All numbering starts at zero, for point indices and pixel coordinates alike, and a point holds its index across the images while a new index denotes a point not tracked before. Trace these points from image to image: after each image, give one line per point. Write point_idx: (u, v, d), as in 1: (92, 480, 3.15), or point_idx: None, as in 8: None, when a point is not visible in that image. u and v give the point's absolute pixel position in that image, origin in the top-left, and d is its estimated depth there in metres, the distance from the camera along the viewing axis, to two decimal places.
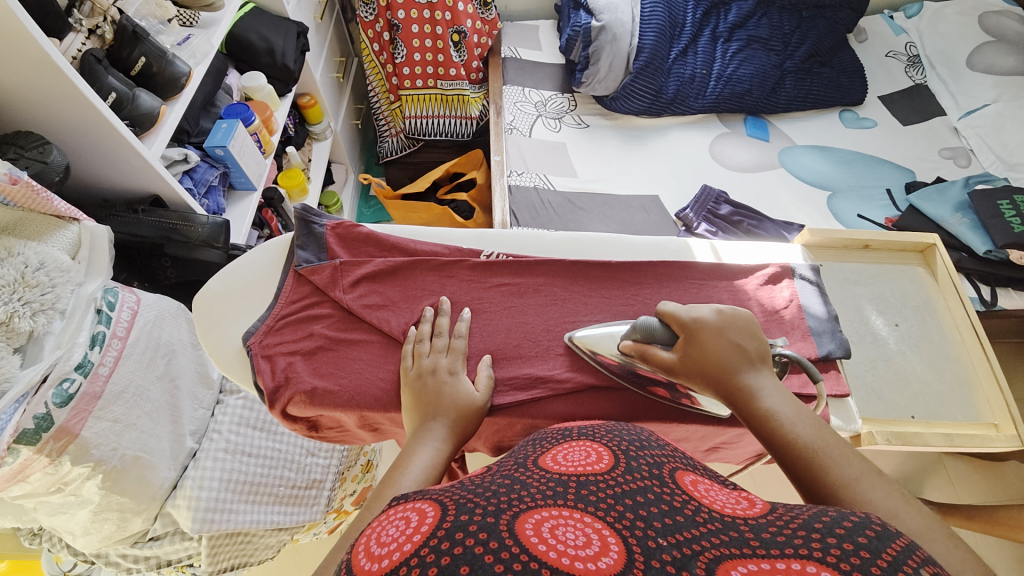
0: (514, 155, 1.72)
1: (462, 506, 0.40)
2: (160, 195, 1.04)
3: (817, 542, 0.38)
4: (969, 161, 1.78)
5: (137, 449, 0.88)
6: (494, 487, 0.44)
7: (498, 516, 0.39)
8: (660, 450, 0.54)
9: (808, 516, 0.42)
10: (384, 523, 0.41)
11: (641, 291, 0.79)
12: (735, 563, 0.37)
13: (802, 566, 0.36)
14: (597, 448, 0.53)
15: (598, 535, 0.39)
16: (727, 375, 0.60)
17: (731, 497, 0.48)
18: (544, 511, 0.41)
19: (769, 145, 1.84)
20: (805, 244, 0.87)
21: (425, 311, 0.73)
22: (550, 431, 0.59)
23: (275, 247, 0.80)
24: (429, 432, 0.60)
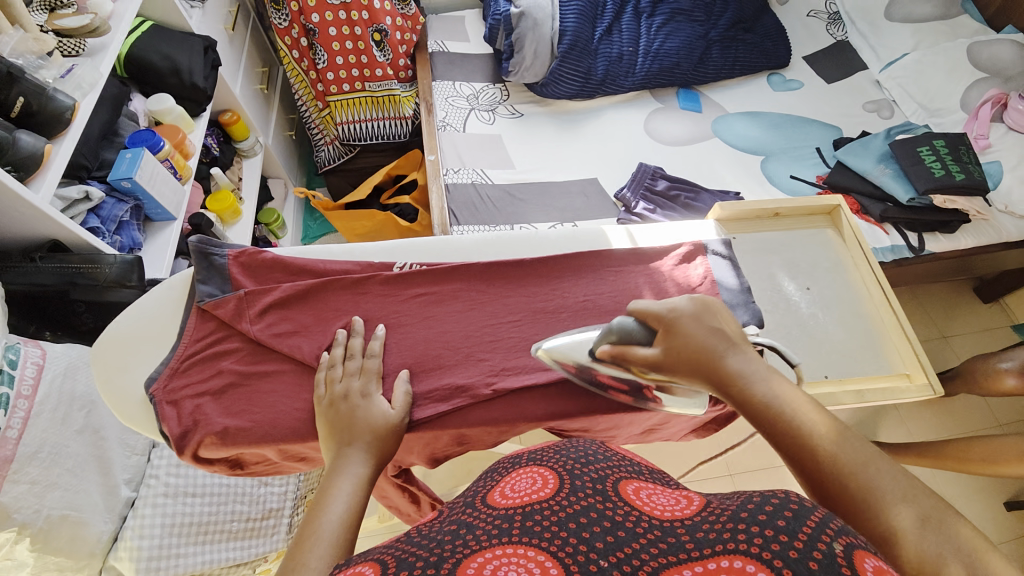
0: (448, 153, 1.69)
1: (400, 563, 0.41)
2: (58, 238, 0.98)
3: (742, 532, 0.39)
4: (893, 112, 1.84)
5: (64, 507, 0.84)
6: (437, 537, 0.45)
7: (438, 569, 0.40)
8: (606, 464, 0.56)
9: (738, 505, 0.43)
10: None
11: (559, 285, 0.79)
12: (671, 575, 0.38)
13: (730, 562, 0.38)
14: (542, 472, 0.54)
15: (538, 570, 0.40)
16: (719, 362, 0.57)
17: (672, 496, 0.50)
18: (487, 554, 0.42)
19: (702, 116, 1.85)
20: (718, 219, 0.88)
21: (336, 334, 0.71)
22: (504, 462, 0.61)
23: (176, 284, 0.76)
24: (345, 461, 0.58)
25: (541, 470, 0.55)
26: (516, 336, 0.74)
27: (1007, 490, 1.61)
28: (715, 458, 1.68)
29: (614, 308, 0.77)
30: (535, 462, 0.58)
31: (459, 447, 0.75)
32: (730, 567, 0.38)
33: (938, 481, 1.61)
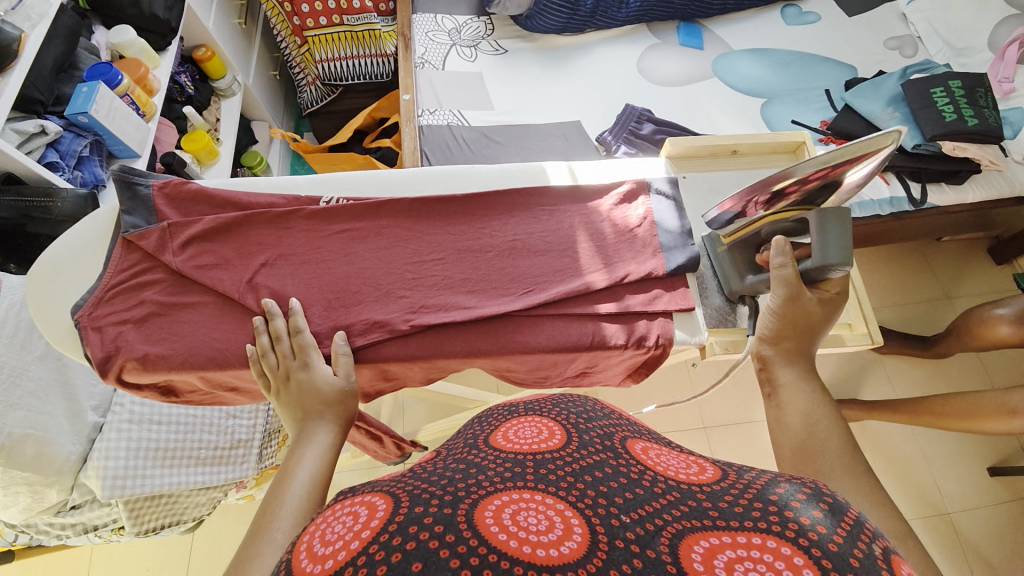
0: (425, 92, 1.61)
1: (417, 498, 0.40)
2: (13, 171, 0.99)
3: (772, 514, 0.39)
4: (916, 50, 1.66)
5: (26, 426, 0.89)
6: (449, 475, 0.45)
7: (457, 507, 0.39)
8: (607, 423, 0.58)
9: (765, 484, 0.43)
10: (329, 518, 0.40)
11: (489, 224, 0.76)
12: (696, 538, 0.38)
13: (761, 539, 0.37)
14: (548, 424, 0.56)
15: (561, 519, 0.39)
16: (794, 338, 0.62)
17: (681, 462, 0.50)
18: (505, 496, 0.41)
19: (702, 53, 1.71)
20: (670, 157, 0.82)
21: (254, 322, 0.67)
22: (499, 410, 0.62)
23: (104, 215, 0.76)
24: (312, 434, 0.57)
25: (545, 424, 0.56)
26: (440, 275, 0.72)
27: (991, 455, 1.57)
28: (690, 410, 1.68)
29: (544, 249, 0.74)
30: (530, 413, 0.60)
31: (385, 383, 0.76)
32: (760, 543, 0.37)
33: (920, 441, 1.59)
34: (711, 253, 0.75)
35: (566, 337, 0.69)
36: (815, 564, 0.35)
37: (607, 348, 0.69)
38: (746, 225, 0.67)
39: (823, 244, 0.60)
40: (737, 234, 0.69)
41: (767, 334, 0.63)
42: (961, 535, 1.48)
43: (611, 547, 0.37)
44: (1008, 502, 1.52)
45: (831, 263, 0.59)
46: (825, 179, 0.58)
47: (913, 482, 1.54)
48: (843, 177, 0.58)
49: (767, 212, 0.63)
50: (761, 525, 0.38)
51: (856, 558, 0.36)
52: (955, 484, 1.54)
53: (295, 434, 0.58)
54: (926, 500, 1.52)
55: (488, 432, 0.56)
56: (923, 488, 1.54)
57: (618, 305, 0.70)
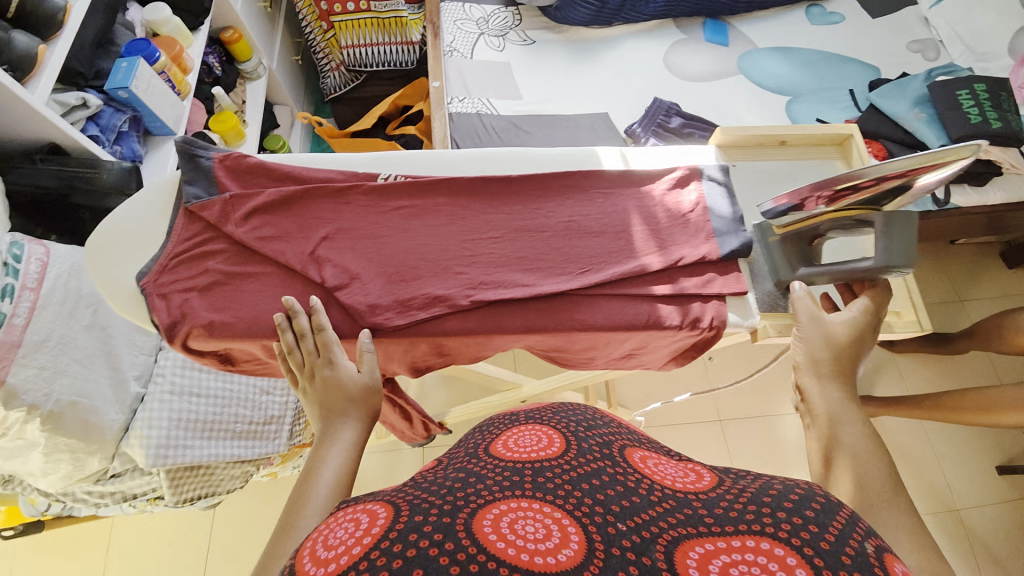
0: (454, 80, 1.61)
1: (416, 507, 0.44)
2: (57, 141, 0.98)
3: (768, 517, 0.44)
4: (938, 54, 1.68)
5: (73, 393, 0.90)
6: (449, 483, 0.49)
7: (454, 516, 0.43)
8: (607, 431, 0.62)
9: (759, 488, 0.48)
10: (334, 524, 0.45)
11: (544, 205, 0.77)
12: (693, 544, 0.43)
13: (757, 542, 0.42)
14: (548, 432, 0.60)
15: (558, 528, 0.44)
16: (835, 359, 0.62)
17: (679, 469, 0.55)
18: (503, 505, 0.46)
19: (728, 50, 1.72)
20: (720, 145, 0.84)
21: (277, 319, 0.66)
22: (500, 419, 0.65)
23: (165, 186, 0.77)
24: (335, 435, 0.59)
25: (545, 431, 0.60)
26: (497, 252, 0.74)
27: (1000, 455, 1.60)
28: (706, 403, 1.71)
29: (598, 230, 0.75)
30: (533, 421, 0.64)
31: (438, 358, 0.77)
32: (756, 546, 0.42)
33: (931, 439, 1.62)
34: (762, 242, 0.75)
35: (623, 316, 0.71)
36: (808, 563, 0.40)
37: (661, 328, 0.71)
38: (806, 218, 0.68)
39: (887, 245, 0.62)
40: (791, 227, 0.70)
41: (802, 357, 0.64)
42: (969, 532, 1.51)
43: (608, 554, 0.42)
44: (1016, 501, 1.54)
45: (892, 265, 0.62)
46: (901, 180, 0.60)
47: (924, 480, 1.57)
48: (915, 182, 0.60)
49: (831, 208, 0.65)
50: (756, 528, 0.43)
51: (848, 555, 0.40)
52: (963, 482, 1.57)
53: (321, 435, 0.59)
54: (936, 497, 1.55)
55: (489, 441, 0.60)
56: (934, 487, 1.56)
57: (673, 287, 0.72)
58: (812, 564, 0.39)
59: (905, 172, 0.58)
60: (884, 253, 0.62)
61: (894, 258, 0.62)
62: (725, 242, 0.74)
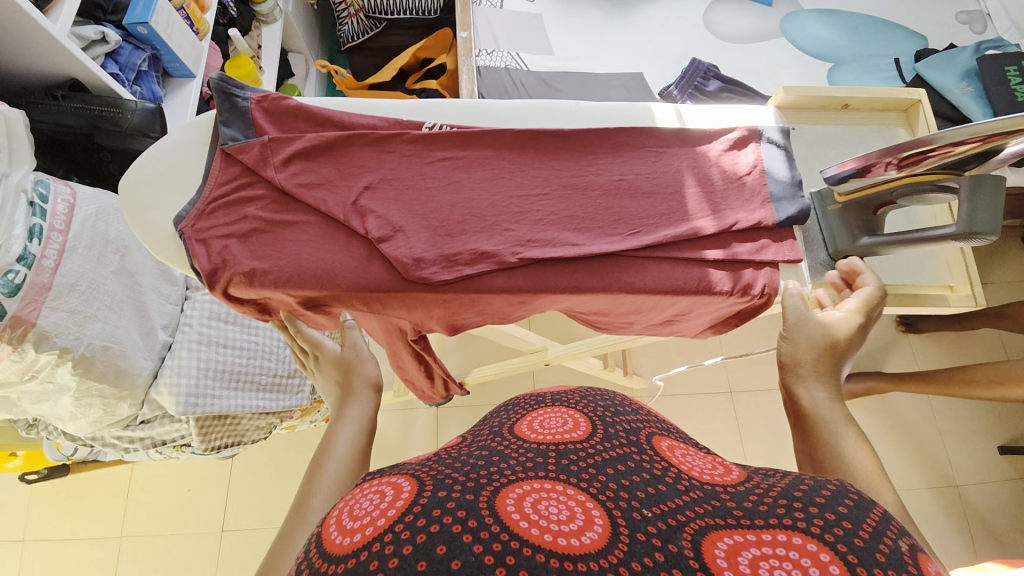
0: (482, 31, 1.53)
1: (440, 483, 0.44)
2: (78, 77, 0.93)
3: (799, 512, 0.41)
4: (985, 28, 1.58)
5: (104, 338, 0.87)
6: (472, 461, 0.49)
7: (478, 493, 0.43)
8: (635, 418, 0.59)
9: (789, 483, 0.45)
10: (358, 496, 0.45)
11: (595, 162, 0.74)
12: (721, 534, 0.41)
13: (787, 536, 0.39)
14: (573, 415, 0.58)
15: (582, 510, 0.43)
16: (825, 358, 0.56)
17: (707, 462, 0.53)
18: (526, 485, 0.46)
19: (771, 11, 1.62)
20: (779, 106, 0.80)
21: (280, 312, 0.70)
22: (525, 400, 0.64)
23: (200, 126, 0.74)
24: (347, 416, 0.61)
25: (571, 414, 0.59)
26: (546, 210, 0.71)
27: (1002, 434, 1.60)
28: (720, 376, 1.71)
29: (651, 191, 0.73)
30: (558, 403, 0.61)
31: (477, 317, 0.76)
32: (786, 540, 0.39)
33: (936, 416, 1.62)
34: (819, 211, 0.73)
35: (673, 280, 0.69)
36: (842, 561, 0.37)
37: (710, 293, 0.70)
38: (874, 183, 0.66)
39: (971, 210, 0.58)
40: (858, 192, 0.68)
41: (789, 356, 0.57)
42: (966, 506, 1.53)
43: (633, 539, 0.40)
44: (1015, 480, 1.56)
45: (975, 232, 0.58)
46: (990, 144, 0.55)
47: (926, 455, 1.58)
48: (1003, 146, 0.55)
49: (903, 173, 0.61)
50: (786, 521, 0.40)
51: (883, 552, 0.37)
52: (966, 459, 1.58)
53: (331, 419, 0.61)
54: (937, 472, 1.56)
55: (514, 420, 0.59)
56: (936, 462, 1.57)
57: (726, 252, 0.70)
58: (842, 556, 0.37)
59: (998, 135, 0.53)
60: (965, 218, 0.58)
61: (978, 224, 0.57)
62: (782, 208, 0.71)
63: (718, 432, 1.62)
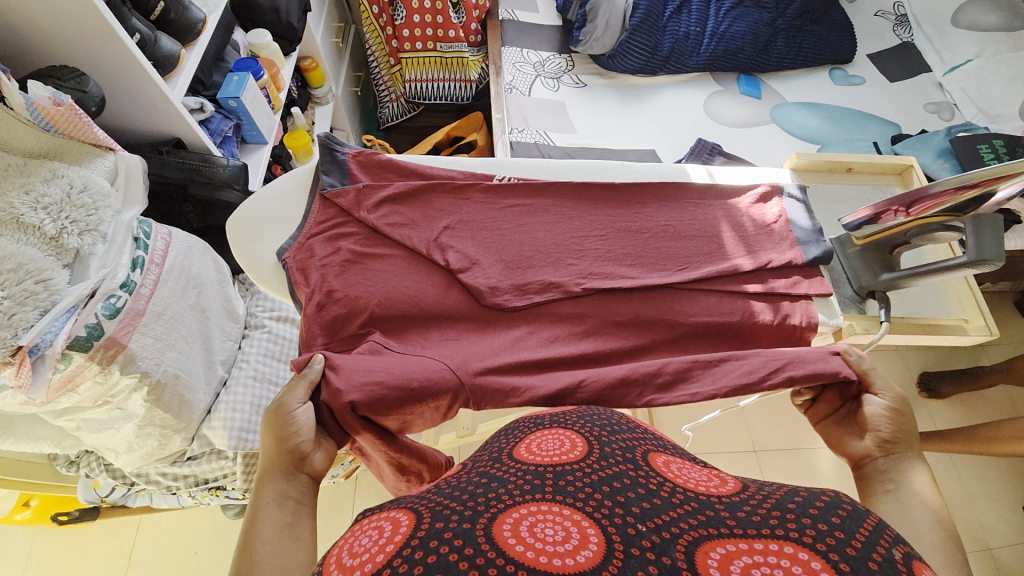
0: (514, 113, 1.75)
1: (437, 516, 0.47)
2: (182, 137, 1.07)
3: (793, 525, 0.46)
4: (953, 115, 1.83)
5: (177, 367, 0.92)
6: (472, 490, 0.53)
7: (473, 523, 0.46)
8: (631, 435, 0.64)
9: (783, 496, 0.51)
10: (357, 535, 0.50)
11: (643, 210, 0.86)
12: (714, 544, 0.45)
13: (780, 547, 0.44)
14: (570, 436, 0.62)
15: (577, 530, 0.47)
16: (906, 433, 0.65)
17: (703, 474, 0.59)
18: (522, 509, 0.50)
19: (761, 102, 1.87)
20: (793, 169, 0.94)
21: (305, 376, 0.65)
22: (525, 422, 0.69)
23: (302, 175, 0.86)
24: (264, 496, 0.55)
25: (568, 435, 0.62)
26: (603, 248, 0.81)
27: None
28: (741, 432, 1.69)
29: (692, 234, 0.83)
30: (557, 425, 0.66)
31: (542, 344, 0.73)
32: (781, 551, 0.43)
33: (962, 476, 1.61)
34: (840, 253, 0.84)
35: (721, 310, 0.77)
36: (832, 566, 0.41)
37: (755, 324, 0.77)
38: (883, 231, 0.76)
39: (977, 241, 0.68)
40: (872, 237, 0.78)
41: (883, 433, 0.65)
42: (1006, 573, 1.48)
43: (627, 554, 0.43)
44: None
45: (981, 261, 0.67)
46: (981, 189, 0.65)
47: (957, 517, 1.55)
48: (995, 190, 0.64)
49: (910, 218, 0.72)
50: (780, 533, 0.45)
51: (875, 561, 0.42)
52: (998, 521, 1.55)
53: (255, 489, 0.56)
54: (970, 535, 1.53)
55: (512, 445, 0.64)
56: (967, 525, 1.54)
57: (764, 286, 0.79)
58: (831, 563, 0.42)
59: (984, 183, 0.64)
60: (974, 248, 0.68)
61: (987, 252, 0.67)
62: (808, 250, 0.81)
63: None
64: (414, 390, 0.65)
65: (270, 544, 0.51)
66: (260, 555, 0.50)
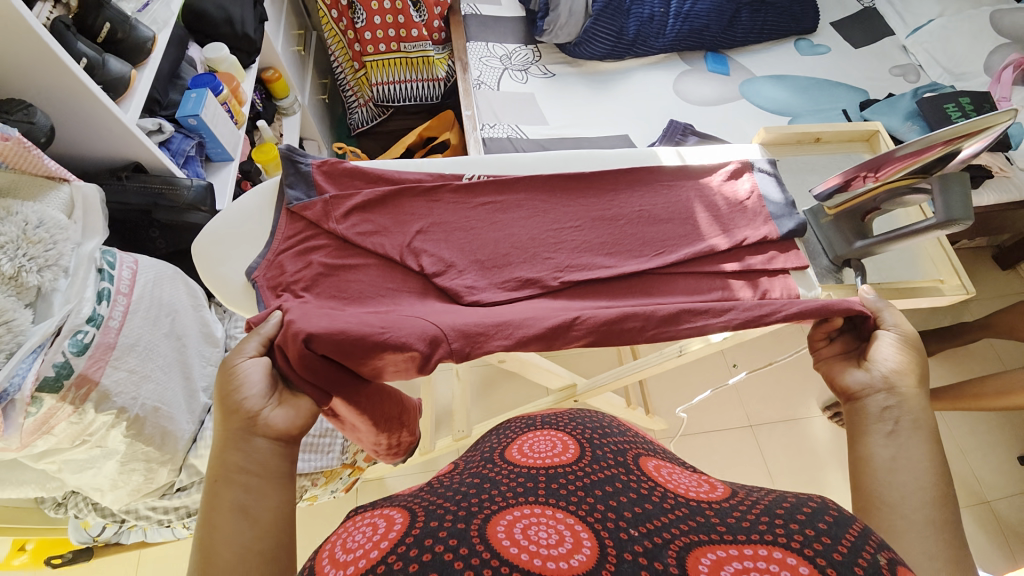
0: (484, 109, 1.73)
1: (431, 514, 0.50)
2: (141, 160, 1.03)
3: (781, 528, 0.47)
4: (919, 76, 1.84)
5: (155, 399, 0.90)
6: (465, 490, 0.56)
7: (467, 522, 0.49)
8: (621, 439, 0.69)
9: (773, 502, 0.52)
10: (351, 531, 0.52)
11: (616, 198, 0.85)
12: (705, 550, 0.46)
13: (768, 552, 0.45)
14: (562, 440, 0.67)
15: (571, 534, 0.49)
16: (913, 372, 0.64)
17: (693, 479, 0.61)
18: (515, 511, 0.52)
19: (730, 78, 1.87)
20: (763, 143, 0.94)
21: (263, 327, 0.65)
22: (517, 423, 0.76)
23: (266, 190, 0.84)
24: (219, 470, 0.51)
25: (559, 437, 0.68)
26: (579, 240, 0.81)
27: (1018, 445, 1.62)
28: (736, 407, 1.71)
29: (667, 217, 0.83)
30: (547, 425, 0.73)
31: (527, 314, 0.70)
32: (768, 555, 0.45)
33: (952, 430, 1.64)
34: (814, 224, 0.84)
35: (699, 291, 0.77)
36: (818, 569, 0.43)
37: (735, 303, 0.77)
38: (854, 197, 0.77)
39: (945, 200, 0.66)
40: (844, 205, 0.79)
41: (889, 365, 0.65)
42: (1001, 521, 1.52)
43: (620, 559, 0.46)
44: None
45: (949, 220, 0.66)
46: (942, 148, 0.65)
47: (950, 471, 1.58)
48: (960, 149, 0.64)
49: (879, 184, 0.72)
50: (769, 537, 0.46)
51: (861, 565, 0.43)
52: (990, 472, 1.59)
53: (212, 464, 0.52)
54: (965, 488, 1.56)
55: (504, 447, 0.69)
56: (961, 478, 1.57)
57: (741, 264, 0.79)
58: (818, 566, 0.43)
59: (946, 142, 0.64)
60: (941, 208, 0.67)
61: (953, 212, 0.66)
62: (783, 224, 0.81)
63: (744, 465, 1.60)
64: (375, 341, 0.62)
65: (226, 530, 0.48)
66: (216, 542, 0.47)
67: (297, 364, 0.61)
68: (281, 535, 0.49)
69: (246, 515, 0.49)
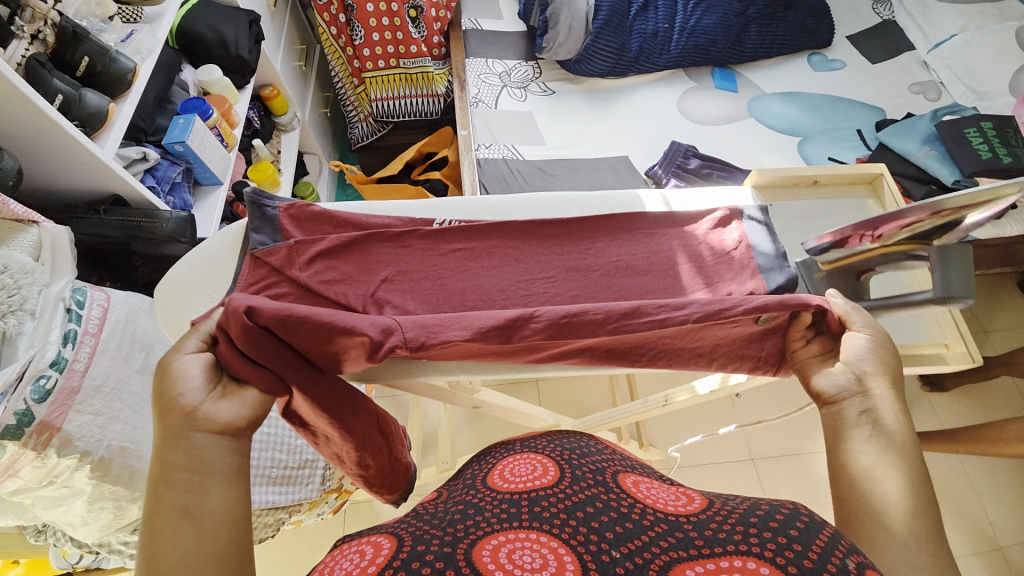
0: (480, 128, 1.70)
1: (419, 538, 0.48)
2: (120, 193, 1.03)
3: (755, 538, 0.45)
4: (939, 95, 1.74)
5: (123, 439, 0.87)
6: (452, 515, 0.53)
7: (454, 545, 0.47)
8: (600, 458, 0.65)
9: (747, 510, 0.49)
10: (340, 557, 0.50)
11: (594, 245, 0.81)
12: (684, 567, 0.44)
13: (743, 562, 0.43)
14: (542, 462, 0.63)
15: (553, 554, 0.47)
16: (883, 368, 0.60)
17: (671, 493, 0.57)
18: (499, 536, 0.50)
19: (737, 96, 1.80)
20: (755, 186, 0.88)
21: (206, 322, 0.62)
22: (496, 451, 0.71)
23: (232, 233, 0.82)
24: (159, 471, 0.50)
25: (540, 460, 0.64)
26: (552, 291, 0.77)
27: None
28: (737, 441, 1.64)
29: (646, 268, 0.78)
30: (529, 449, 0.68)
31: None
32: (743, 566, 0.43)
33: (968, 472, 1.55)
34: (806, 278, 0.78)
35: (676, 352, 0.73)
36: None
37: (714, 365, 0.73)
38: (851, 255, 0.71)
39: (945, 276, 0.62)
40: (838, 262, 0.73)
41: (859, 364, 0.61)
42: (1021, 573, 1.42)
43: None
44: None
45: (948, 297, 0.61)
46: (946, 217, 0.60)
47: (966, 517, 1.49)
48: (964, 218, 0.59)
49: (878, 245, 0.67)
50: (742, 549, 0.44)
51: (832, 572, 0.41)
52: (1009, 518, 1.49)
53: (154, 464, 0.51)
54: (978, 534, 1.47)
55: (487, 473, 0.65)
56: (977, 524, 1.48)
57: None
58: None
59: (951, 210, 0.58)
60: (942, 283, 0.61)
61: (953, 290, 0.61)
62: (773, 278, 0.74)
63: None
64: (326, 323, 0.61)
65: (170, 533, 0.47)
66: (161, 545, 0.47)
67: (240, 339, 0.58)
68: (228, 535, 0.48)
69: (189, 515, 0.48)
